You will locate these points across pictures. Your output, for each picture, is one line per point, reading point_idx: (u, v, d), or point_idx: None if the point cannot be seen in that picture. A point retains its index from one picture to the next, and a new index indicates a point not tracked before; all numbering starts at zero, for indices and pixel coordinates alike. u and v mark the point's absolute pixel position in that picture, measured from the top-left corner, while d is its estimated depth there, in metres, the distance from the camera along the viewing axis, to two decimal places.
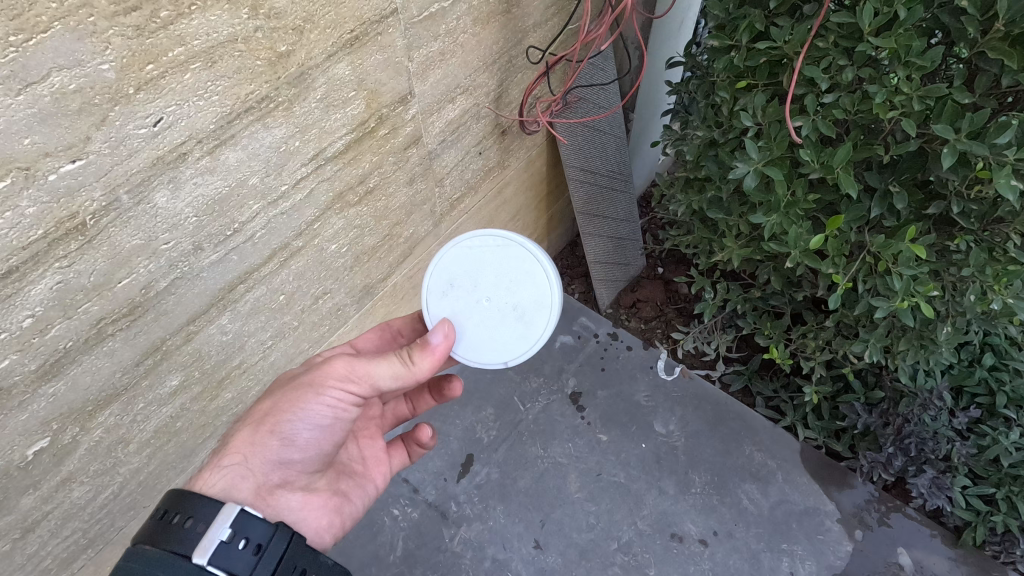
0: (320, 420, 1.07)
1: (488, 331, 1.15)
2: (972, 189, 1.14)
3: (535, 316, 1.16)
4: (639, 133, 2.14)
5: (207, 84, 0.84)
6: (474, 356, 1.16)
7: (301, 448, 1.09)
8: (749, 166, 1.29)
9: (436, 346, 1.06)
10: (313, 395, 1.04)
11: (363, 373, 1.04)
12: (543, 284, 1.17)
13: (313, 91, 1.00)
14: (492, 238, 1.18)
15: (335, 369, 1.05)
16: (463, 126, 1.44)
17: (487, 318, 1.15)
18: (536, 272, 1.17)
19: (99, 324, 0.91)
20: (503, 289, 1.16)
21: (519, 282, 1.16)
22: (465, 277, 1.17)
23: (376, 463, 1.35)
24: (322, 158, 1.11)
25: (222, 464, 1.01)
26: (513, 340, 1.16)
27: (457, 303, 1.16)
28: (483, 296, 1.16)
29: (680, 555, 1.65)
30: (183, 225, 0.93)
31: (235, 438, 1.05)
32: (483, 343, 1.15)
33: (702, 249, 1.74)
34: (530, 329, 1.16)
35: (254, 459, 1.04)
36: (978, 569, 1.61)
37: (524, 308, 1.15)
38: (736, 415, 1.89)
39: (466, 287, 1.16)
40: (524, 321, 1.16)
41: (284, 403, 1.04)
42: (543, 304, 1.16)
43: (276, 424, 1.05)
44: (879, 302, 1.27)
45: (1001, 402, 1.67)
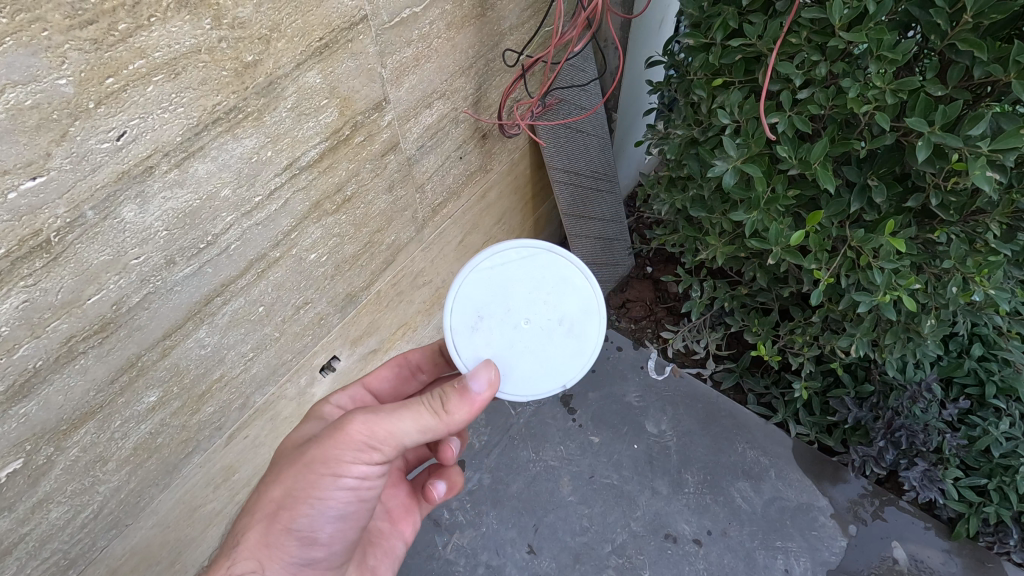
0: (338, 508, 1.03)
1: (535, 355, 1.09)
2: (950, 180, 1.13)
3: (584, 326, 1.13)
4: (623, 133, 2.12)
5: (171, 96, 0.83)
6: (522, 382, 1.10)
7: (322, 541, 1.06)
8: (728, 163, 1.29)
9: (476, 394, 1.01)
10: (329, 479, 0.99)
11: (387, 436, 0.98)
12: (584, 291, 1.14)
13: (283, 100, 0.99)
14: (513, 251, 1.11)
15: (348, 442, 0.97)
16: (442, 131, 1.44)
17: (531, 342, 1.09)
18: (572, 278, 1.13)
19: (70, 342, 0.89)
20: (541, 304, 1.10)
21: (558, 292, 1.11)
22: (493, 304, 1.09)
23: (403, 514, 1.38)
24: (296, 168, 1.10)
25: (233, 574, 1.00)
26: (569, 361, 1.12)
27: (493, 335, 1.09)
28: (522, 318, 1.09)
29: (674, 555, 1.64)
30: (154, 239, 0.92)
31: (250, 537, 1.02)
32: (532, 372, 1.10)
33: (687, 247, 1.73)
34: (582, 341, 1.12)
35: (268, 565, 1.02)
36: (973, 561, 1.60)
37: (569, 320, 1.11)
38: (727, 412, 1.88)
39: (497, 313, 1.09)
40: (573, 335, 1.11)
41: (299, 493, 1.00)
42: (591, 311, 1.14)
43: (291, 518, 1.01)
44: (862, 296, 1.27)
45: (990, 393, 1.68)
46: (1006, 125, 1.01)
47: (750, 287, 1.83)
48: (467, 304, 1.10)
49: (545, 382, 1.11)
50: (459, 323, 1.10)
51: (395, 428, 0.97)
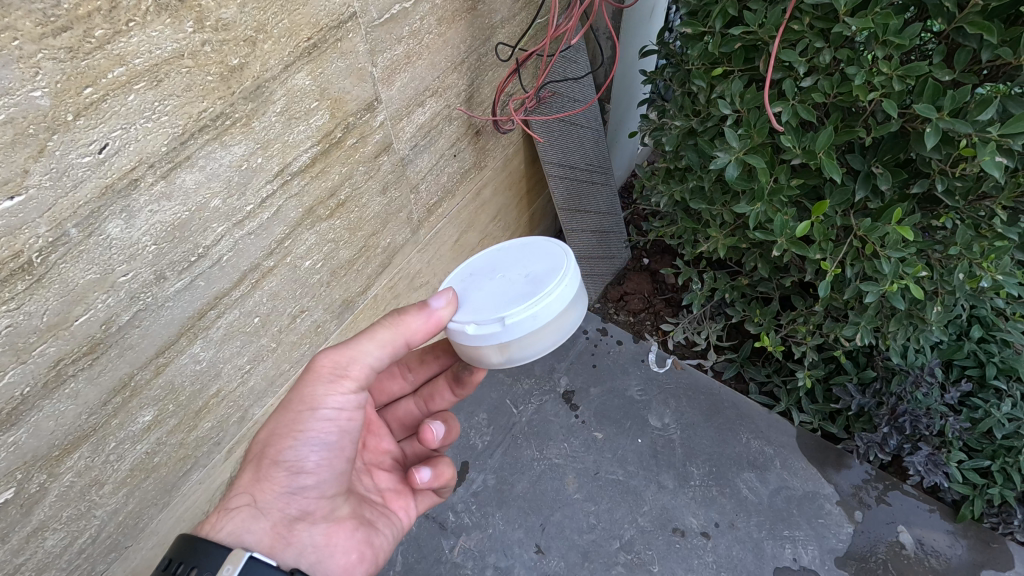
0: (322, 437, 1.00)
1: (491, 297, 1.04)
2: (957, 166, 1.12)
3: (547, 280, 1.03)
4: (617, 123, 2.09)
5: (154, 104, 0.78)
6: (465, 313, 1.03)
7: (309, 471, 1.02)
8: (730, 155, 1.26)
9: (437, 309, 1.00)
10: (307, 413, 0.98)
11: (352, 359, 0.98)
12: (561, 257, 1.07)
13: (272, 104, 0.95)
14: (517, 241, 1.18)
15: (318, 373, 0.98)
16: (435, 129, 1.40)
17: (496, 287, 1.05)
18: (556, 252, 1.09)
19: (58, 365, 0.85)
20: (518, 265, 1.09)
21: (537, 257, 1.09)
22: (483, 266, 1.13)
23: (395, 496, 1.29)
24: (288, 174, 1.06)
25: (229, 507, 0.99)
26: (517, 302, 1.00)
27: (470, 283, 1.09)
28: (498, 272, 1.09)
29: (682, 549, 1.63)
30: (142, 254, 0.88)
31: (242, 479, 1.03)
32: (483, 306, 1.03)
33: (686, 239, 1.71)
34: (537, 289, 1.01)
35: (262, 496, 1.00)
36: (978, 542, 1.59)
37: (536, 275, 1.05)
38: (730, 403, 1.87)
39: (482, 270, 1.11)
40: (535, 284, 1.03)
41: (280, 427, 1.00)
42: (559, 271, 1.04)
43: (276, 452, 1.00)
44: (869, 286, 1.25)
45: (991, 374, 1.68)
46: (1015, 110, 1.00)
47: (750, 278, 1.82)
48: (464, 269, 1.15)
49: (483, 318, 1.00)
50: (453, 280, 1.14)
51: (360, 349, 0.98)
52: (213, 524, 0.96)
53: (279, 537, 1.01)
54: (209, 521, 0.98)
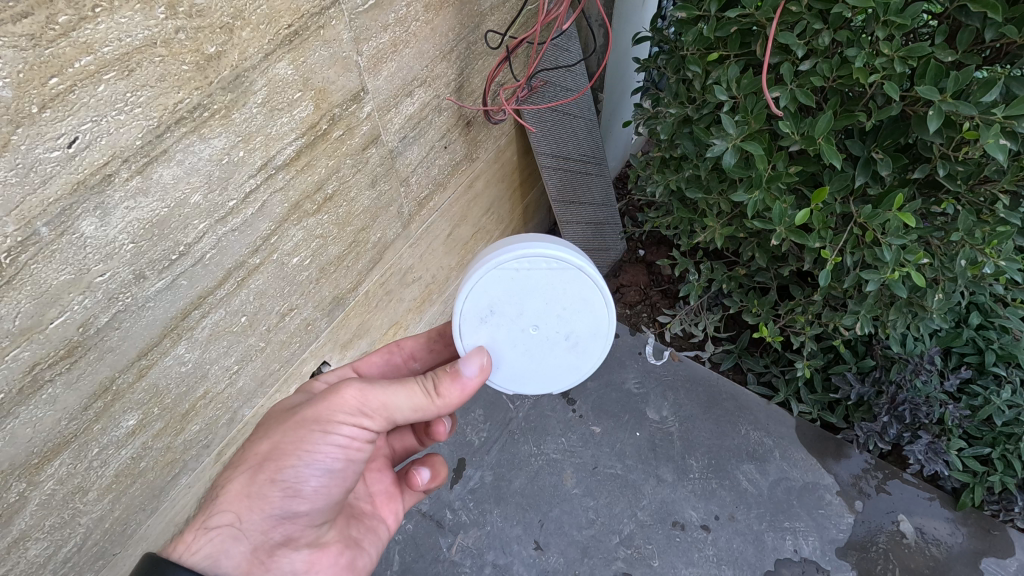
0: (328, 463, 0.99)
1: (533, 365, 1.10)
2: (959, 150, 1.10)
3: (588, 346, 1.11)
4: (610, 113, 2.06)
5: (126, 95, 0.75)
6: (508, 378, 1.12)
7: (304, 495, 1.00)
8: (727, 142, 1.23)
9: (467, 378, 1.00)
10: (319, 435, 0.97)
11: (380, 406, 0.97)
12: (599, 309, 1.08)
13: (253, 95, 0.92)
14: (543, 259, 1.03)
15: (344, 402, 0.96)
16: (424, 120, 1.36)
17: (535, 350, 1.08)
18: (594, 298, 1.07)
19: (34, 370, 0.82)
20: (554, 317, 1.07)
21: (575, 310, 1.07)
22: (509, 303, 1.06)
23: (386, 501, 1.28)
24: (272, 168, 1.02)
25: (209, 526, 0.97)
26: (562, 374, 1.13)
27: (499, 331, 1.07)
28: (530, 323, 1.07)
29: (682, 543, 1.61)
30: (119, 253, 0.85)
31: (230, 489, 0.99)
32: (523, 371, 1.11)
33: (683, 229, 1.68)
34: (580, 360, 1.11)
35: (246, 516, 0.98)
36: (979, 529, 1.58)
37: (576, 338, 1.09)
38: (729, 395, 1.86)
39: (509, 312, 1.06)
40: (576, 352, 1.11)
41: (287, 444, 0.97)
42: (598, 331, 1.10)
43: (275, 470, 0.97)
44: (869, 275, 1.23)
45: (990, 361, 1.66)
46: (1018, 92, 0.98)
47: (747, 268, 1.79)
48: (483, 296, 1.06)
49: (527, 386, 1.13)
50: (472, 310, 1.07)
51: (392, 400, 0.97)
52: (188, 546, 0.94)
53: (257, 560, 1.00)
54: (184, 541, 0.95)
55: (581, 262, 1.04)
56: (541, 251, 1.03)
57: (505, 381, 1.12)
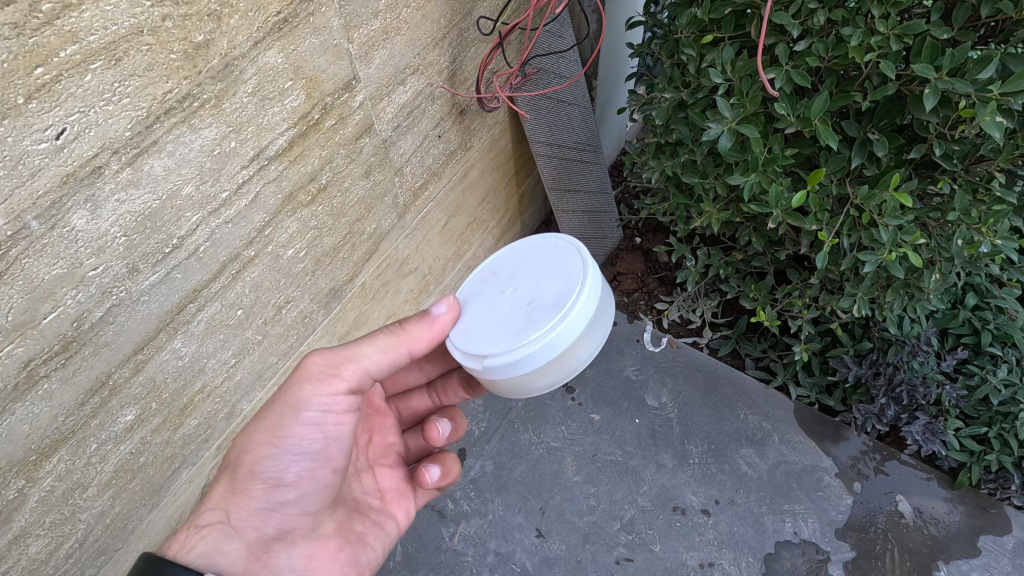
0: (305, 443, 1.00)
1: (489, 321, 1.03)
2: (955, 129, 1.09)
3: (544, 319, 0.98)
4: (604, 99, 2.05)
5: (114, 85, 0.74)
6: (462, 337, 1.05)
7: (289, 483, 1.01)
8: (722, 126, 1.22)
9: (435, 317, 1.04)
10: (291, 416, 0.98)
11: (347, 359, 0.99)
12: (573, 288, 1.00)
13: (243, 84, 0.90)
14: (554, 239, 1.10)
15: (309, 373, 0.99)
16: (418, 109, 1.35)
17: (499, 308, 1.04)
18: (573, 277, 1.02)
19: (29, 366, 0.82)
20: (532, 283, 1.04)
21: (552, 282, 1.03)
22: (506, 269, 1.10)
23: (396, 497, 1.27)
24: (264, 158, 1.01)
25: (199, 525, 0.97)
26: (506, 340, 0.99)
27: (483, 290, 1.09)
28: (510, 287, 1.06)
29: (683, 527, 1.62)
30: (111, 247, 0.84)
31: (216, 490, 1.02)
32: (479, 330, 1.04)
33: (679, 215, 1.67)
34: (528, 329, 0.98)
35: (236, 513, 1.00)
36: (976, 508, 1.59)
37: (538, 307, 1.00)
38: (727, 379, 1.86)
39: (501, 275, 1.10)
40: (529, 321, 0.99)
41: (261, 435, 0.99)
42: (561, 308, 0.98)
43: (254, 461, 0.99)
44: (867, 256, 1.23)
45: (987, 341, 1.66)
46: (1014, 68, 0.98)
47: (744, 253, 1.79)
48: (492, 262, 1.15)
49: (471, 350, 1.02)
50: (478, 274, 1.14)
51: (357, 351, 0.99)
52: (182, 544, 0.93)
53: (254, 555, 1.00)
54: (178, 539, 0.95)
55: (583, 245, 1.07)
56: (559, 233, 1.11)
57: (459, 339, 1.05)
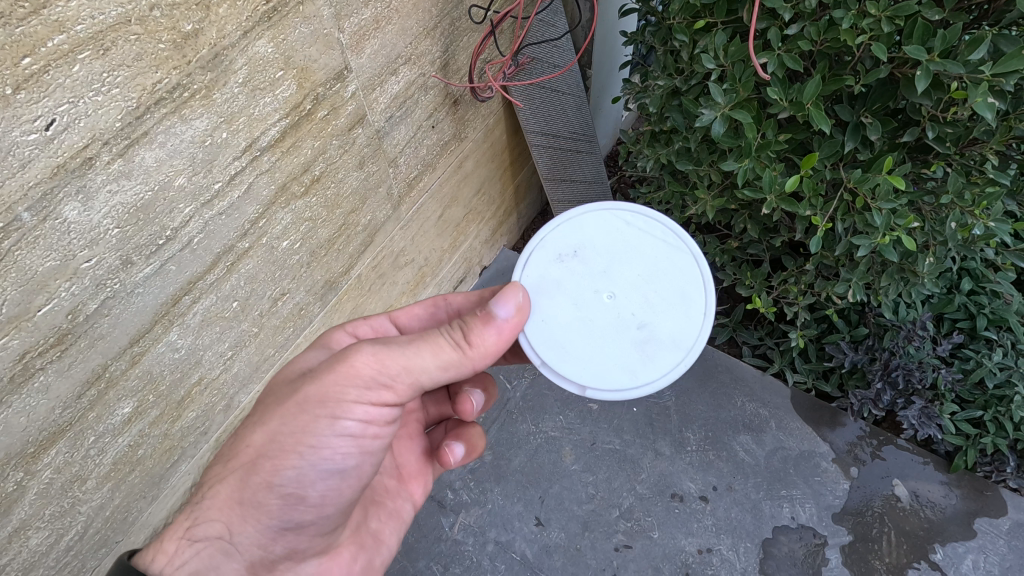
0: (334, 460, 0.96)
1: (591, 338, 1.04)
2: (948, 111, 1.10)
3: (656, 353, 1.03)
4: (599, 89, 2.04)
5: (102, 75, 0.74)
6: (555, 344, 1.04)
7: (308, 501, 0.99)
8: (716, 111, 1.22)
9: (502, 320, 0.96)
10: (327, 423, 0.93)
11: (402, 370, 0.92)
12: (683, 319, 1.04)
13: (234, 74, 0.90)
14: (659, 229, 1.08)
15: (356, 374, 0.90)
16: (411, 99, 1.35)
17: (598, 320, 1.03)
18: (683, 299, 1.05)
19: (25, 358, 0.82)
20: (637, 296, 1.04)
21: (663, 302, 1.04)
22: (598, 257, 1.06)
23: (414, 476, 1.31)
24: (257, 150, 1.01)
25: (195, 539, 0.97)
26: (615, 371, 1.03)
27: (572, 279, 1.05)
28: (608, 291, 1.04)
29: (681, 514, 1.63)
30: (104, 239, 0.84)
31: (220, 494, 0.97)
32: (572, 338, 1.04)
33: (674, 203, 1.67)
34: (640, 366, 1.03)
35: (237, 531, 0.98)
36: (972, 491, 1.61)
37: (649, 335, 1.03)
38: (724, 367, 1.87)
39: (593, 264, 1.06)
40: (641, 352, 1.03)
41: (288, 439, 0.93)
42: (673, 343, 1.04)
43: (273, 471, 0.95)
44: (861, 240, 1.23)
45: (982, 325, 1.67)
46: (1006, 49, 0.98)
47: (740, 240, 1.79)
48: (577, 238, 1.07)
49: (569, 367, 1.04)
50: (555, 247, 1.08)
51: (415, 361, 0.92)
52: (171, 560, 0.95)
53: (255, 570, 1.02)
54: (167, 552, 0.96)
55: (697, 252, 1.07)
56: (663, 219, 1.08)
57: (550, 344, 1.04)
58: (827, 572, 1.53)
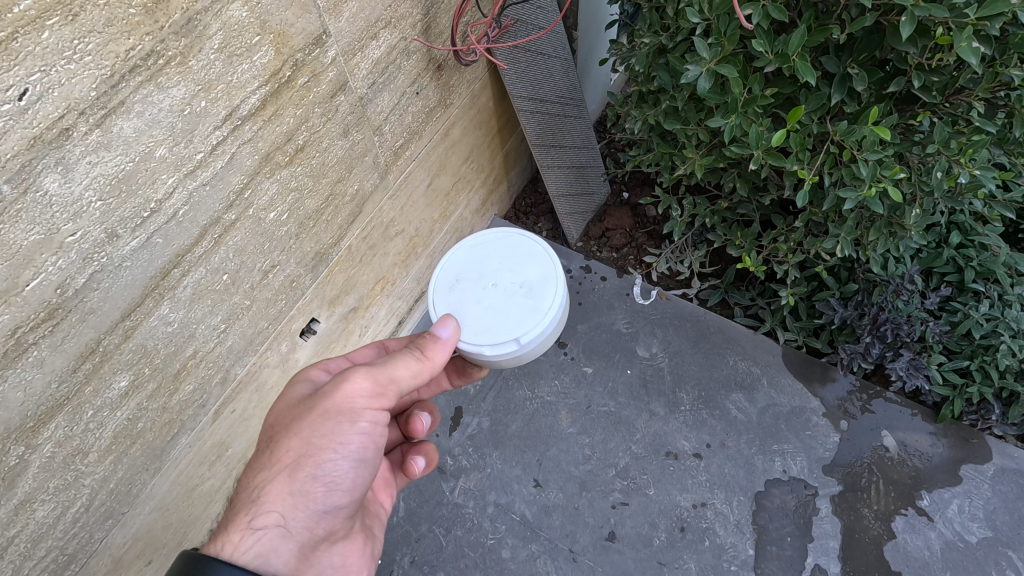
0: (360, 452, 1.02)
1: (494, 311, 1.17)
2: (933, 59, 1.10)
3: (542, 290, 1.19)
4: (585, 51, 2.02)
5: (73, 42, 0.73)
6: (476, 333, 1.15)
7: (344, 487, 1.03)
8: (701, 67, 1.21)
9: (446, 339, 1.09)
10: (348, 423, 0.99)
11: (390, 381, 1.01)
12: (547, 264, 1.23)
13: (209, 40, 0.88)
14: (492, 234, 1.29)
15: (358, 387, 0.99)
16: (393, 64, 1.33)
17: (493, 300, 1.18)
18: (540, 254, 1.24)
19: (16, 333, 0.83)
20: (507, 270, 1.22)
21: (527, 262, 1.23)
22: (469, 271, 1.24)
23: (383, 485, 1.34)
24: (237, 118, 1.00)
25: (255, 527, 0.96)
26: (527, 316, 1.16)
27: (464, 295, 1.20)
28: (488, 281, 1.21)
29: (676, 471, 1.67)
30: (87, 211, 0.84)
31: (270, 488, 0.97)
32: (489, 325, 1.16)
33: (664, 165, 1.67)
34: (538, 301, 1.18)
35: (292, 515, 0.99)
36: (959, 439, 1.65)
37: (530, 285, 1.20)
38: (716, 328, 1.89)
39: (471, 277, 1.23)
40: (533, 296, 1.18)
41: (320, 438, 0.98)
42: (550, 278, 1.21)
43: (316, 464, 0.98)
44: (847, 193, 1.23)
45: (970, 278, 1.68)
46: None
47: (729, 201, 1.80)
48: (448, 273, 1.25)
49: (495, 339, 1.14)
50: (440, 287, 1.24)
51: (397, 374, 1.02)
52: (236, 546, 0.93)
53: (303, 555, 1.02)
54: (230, 540, 0.94)
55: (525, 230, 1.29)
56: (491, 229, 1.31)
57: (474, 335, 1.15)
58: (817, 521, 1.57)
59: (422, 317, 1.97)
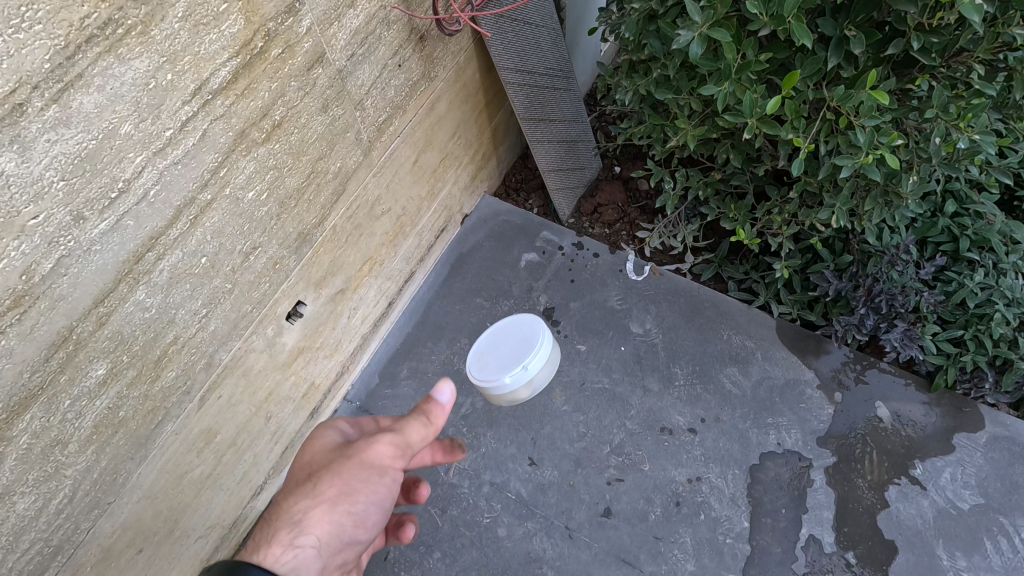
0: (386, 501, 1.02)
1: (502, 354, 1.41)
2: (933, 19, 1.06)
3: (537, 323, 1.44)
4: (574, 20, 1.96)
5: (19, 9, 0.69)
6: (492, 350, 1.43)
7: (363, 530, 1.02)
8: (693, 31, 1.16)
9: (444, 404, 1.02)
10: (379, 475, 0.99)
11: (416, 442, 1.02)
12: (538, 323, 1.44)
13: (171, 8, 0.84)
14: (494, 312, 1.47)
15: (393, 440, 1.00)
16: (372, 35, 1.27)
17: (501, 345, 1.43)
18: (535, 325, 1.44)
19: None
20: (509, 324, 1.46)
21: (525, 324, 1.45)
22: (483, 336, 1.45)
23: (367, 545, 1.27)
24: (207, 93, 0.95)
25: (296, 544, 0.94)
26: (532, 352, 1.39)
27: (475, 356, 1.44)
28: (495, 329, 1.46)
29: (671, 446, 1.66)
30: (49, 192, 0.80)
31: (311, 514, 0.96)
32: (501, 362, 1.40)
33: (656, 137, 1.63)
34: (534, 331, 1.42)
35: (323, 544, 0.97)
36: (952, 409, 1.65)
37: (530, 329, 1.43)
38: (710, 302, 1.87)
39: (483, 341, 1.45)
40: (532, 333, 1.43)
41: (356, 482, 0.98)
42: (539, 333, 1.42)
43: (351, 503, 0.98)
44: (844, 160, 1.20)
45: (965, 246, 1.66)
46: None
47: (723, 172, 1.76)
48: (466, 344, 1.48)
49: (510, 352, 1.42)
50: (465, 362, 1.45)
51: (423, 433, 1.03)
52: (276, 558, 0.91)
53: None
54: (272, 553, 0.92)
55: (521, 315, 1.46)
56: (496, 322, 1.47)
57: (494, 353, 1.43)
58: (812, 492, 1.58)
59: (413, 298, 1.93)
